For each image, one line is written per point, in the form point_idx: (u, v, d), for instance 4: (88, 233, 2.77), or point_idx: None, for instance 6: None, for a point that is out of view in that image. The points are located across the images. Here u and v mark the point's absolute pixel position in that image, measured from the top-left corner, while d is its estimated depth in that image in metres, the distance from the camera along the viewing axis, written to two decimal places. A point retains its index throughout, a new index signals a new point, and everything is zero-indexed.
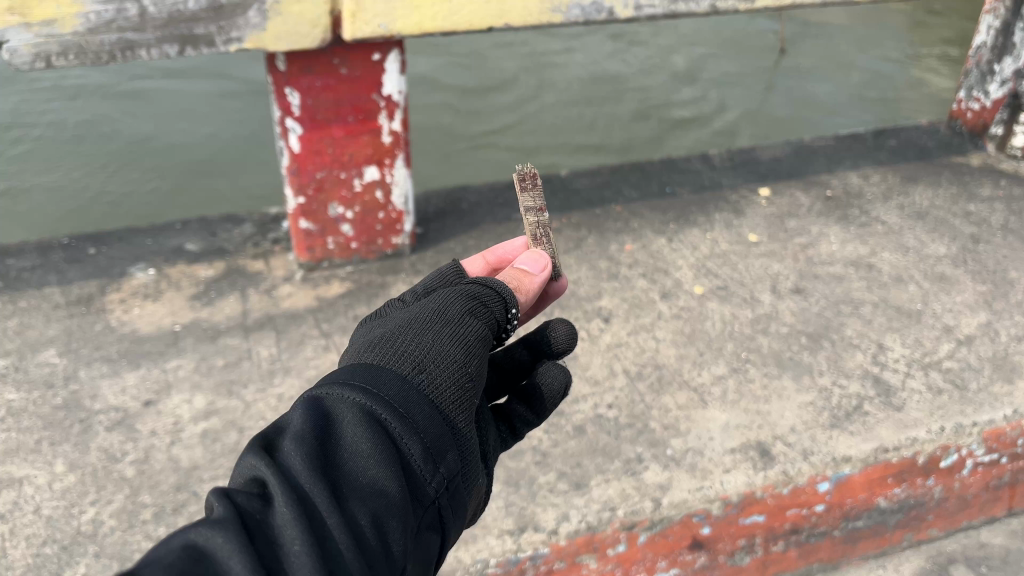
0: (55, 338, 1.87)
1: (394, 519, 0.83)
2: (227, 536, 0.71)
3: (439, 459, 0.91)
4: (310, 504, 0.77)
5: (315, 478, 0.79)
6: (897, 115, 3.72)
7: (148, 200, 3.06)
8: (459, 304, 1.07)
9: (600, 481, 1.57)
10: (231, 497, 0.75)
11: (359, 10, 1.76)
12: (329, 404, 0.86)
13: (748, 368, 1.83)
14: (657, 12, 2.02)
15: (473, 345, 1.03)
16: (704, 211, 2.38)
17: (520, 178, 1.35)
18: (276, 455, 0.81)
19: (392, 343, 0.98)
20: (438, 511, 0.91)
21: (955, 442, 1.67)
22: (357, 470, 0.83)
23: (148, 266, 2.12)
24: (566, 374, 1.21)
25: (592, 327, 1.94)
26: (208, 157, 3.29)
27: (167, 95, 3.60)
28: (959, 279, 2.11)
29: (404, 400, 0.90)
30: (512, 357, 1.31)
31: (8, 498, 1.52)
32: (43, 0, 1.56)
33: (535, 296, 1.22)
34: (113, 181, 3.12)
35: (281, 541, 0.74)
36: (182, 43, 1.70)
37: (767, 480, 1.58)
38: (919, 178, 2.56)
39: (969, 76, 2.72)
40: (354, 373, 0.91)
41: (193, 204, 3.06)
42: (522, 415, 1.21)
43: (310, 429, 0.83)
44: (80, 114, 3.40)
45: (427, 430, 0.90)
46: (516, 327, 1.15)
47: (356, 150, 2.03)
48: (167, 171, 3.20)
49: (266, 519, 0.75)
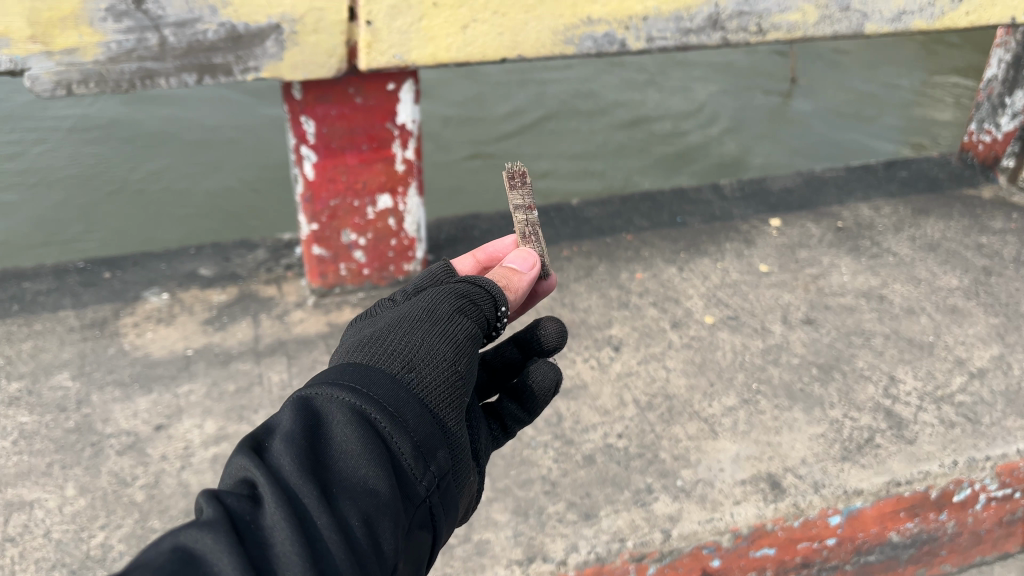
0: (68, 361, 1.89)
1: (385, 517, 0.83)
2: (216, 536, 0.70)
3: (430, 458, 0.91)
4: (299, 504, 0.77)
5: (305, 477, 0.78)
6: (909, 148, 3.73)
7: (173, 220, 3.12)
8: (448, 303, 1.08)
9: (609, 512, 1.56)
10: (220, 498, 0.74)
11: (375, 41, 1.79)
12: (318, 404, 0.86)
13: (759, 400, 1.82)
14: (669, 44, 2.04)
15: (462, 343, 1.04)
16: (715, 241, 2.39)
17: (509, 176, 1.38)
18: (266, 456, 0.81)
19: (381, 342, 0.98)
20: (429, 510, 0.91)
21: (968, 476, 1.66)
22: (347, 469, 0.82)
23: (162, 290, 2.14)
24: (556, 372, 1.22)
25: (602, 356, 1.94)
26: (228, 179, 3.35)
27: (184, 119, 3.67)
28: (971, 312, 2.11)
29: (394, 399, 0.90)
30: (503, 356, 1.31)
31: (18, 522, 1.53)
32: (66, 29, 1.59)
33: (524, 294, 1.24)
34: (138, 204, 3.18)
35: (272, 540, 0.73)
36: (200, 72, 1.73)
37: (778, 512, 1.56)
38: (930, 210, 2.56)
39: (980, 109, 2.72)
40: (343, 372, 0.90)
41: (217, 224, 3.13)
42: (514, 413, 1.22)
43: (299, 429, 0.82)
44: (101, 139, 3.46)
45: (417, 428, 0.90)
46: (506, 325, 1.15)
47: (370, 177, 2.05)
48: (189, 192, 3.26)
49: (256, 519, 0.74)
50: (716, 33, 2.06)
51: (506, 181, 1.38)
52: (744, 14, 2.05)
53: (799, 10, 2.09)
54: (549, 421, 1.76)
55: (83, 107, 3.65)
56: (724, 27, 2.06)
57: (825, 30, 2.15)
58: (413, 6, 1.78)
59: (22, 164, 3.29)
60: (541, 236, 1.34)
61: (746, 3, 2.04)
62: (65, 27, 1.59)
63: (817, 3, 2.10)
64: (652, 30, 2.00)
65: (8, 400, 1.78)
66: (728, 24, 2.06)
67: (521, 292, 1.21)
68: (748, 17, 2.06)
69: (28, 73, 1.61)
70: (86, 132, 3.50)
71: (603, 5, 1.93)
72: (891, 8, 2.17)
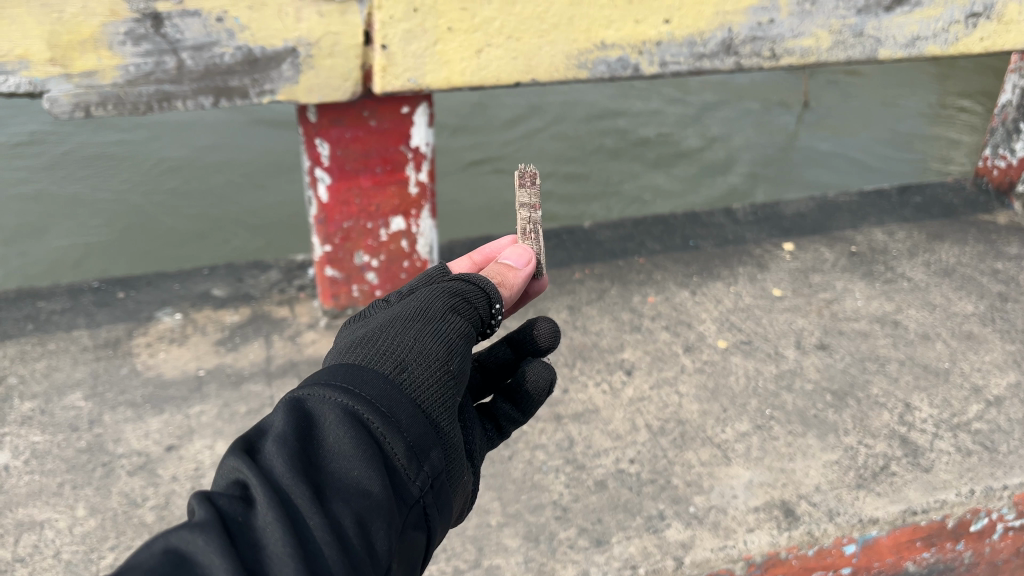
0: (81, 381, 1.89)
1: (379, 518, 0.82)
2: (209, 538, 0.70)
3: (423, 458, 0.90)
4: (292, 505, 0.76)
5: (297, 477, 0.77)
6: (925, 173, 3.71)
7: (200, 239, 3.16)
8: (441, 301, 1.09)
9: (621, 538, 1.54)
10: (212, 500, 0.74)
11: (389, 64, 1.80)
12: (310, 405, 0.85)
13: (772, 426, 1.81)
14: (682, 69, 2.05)
15: (454, 343, 1.04)
16: (727, 265, 2.38)
17: (520, 177, 1.38)
18: (258, 458, 0.80)
19: (373, 343, 0.98)
20: (423, 510, 0.90)
21: (985, 505, 1.64)
22: (339, 470, 0.82)
23: (175, 311, 2.15)
24: (550, 372, 1.21)
25: (614, 380, 1.93)
26: (253, 198, 3.39)
27: (206, 139, 3.71)
28: (987, 338, 2.09)
29: (388, 400, 0.90)
30: (496, 356, 1.31)
31: (28, 542, 1.52)
32: (85, 53, 1.61)
33: (518, 289, 1.26)
34: (164, 222, 3.22)
35: (265, 542, 0.72)
36: (217, 94, 1.75)
37: (792, 540, 1.55)
38: (945, 235, 2.55)
39: (994, 134, 2.70)
40: (336, 373, 0.90)
41: (242, 242, 3.16)
42: (508, 414, 1.21)
43: (292, 430, 0.81)
44: (126, 160, 3.50)
45: (411, 428, 0.90)
46: (500, 323, 1.17)
47: (384, 200, 2.06)
48: (214, 211, 3.29)
49: (248, 520, 0.74)
50: (730, 58, 2.07)
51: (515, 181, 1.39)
52: (757, 39, 2.06)
53: (813, 36, 2.10)
54: (561, 446, 1.75)
55: (106, 129, 3.70)
56: (738, 52, 2.06)
57: (839, 55, 2.15)
58: (428, 30, 1.79)
59: (50, 185, 3.33)
60: (540, 234, 1.37)
61: (760, 28, 2.04)
62: (84, 50, 1.61)
63: (830, 28, 2.10)
64: (666, 55, 2.01)
65: (21, 419, 1.79)
66: (741, 49, 2.06)
67: (516, 287, 1.24)
68: (762, 42, 2.07)
69: (47, 95, 1.63)
70: (111, 154, 3.55)
71: (617, 29, 1.93)
72: (904, 34, 2.18)
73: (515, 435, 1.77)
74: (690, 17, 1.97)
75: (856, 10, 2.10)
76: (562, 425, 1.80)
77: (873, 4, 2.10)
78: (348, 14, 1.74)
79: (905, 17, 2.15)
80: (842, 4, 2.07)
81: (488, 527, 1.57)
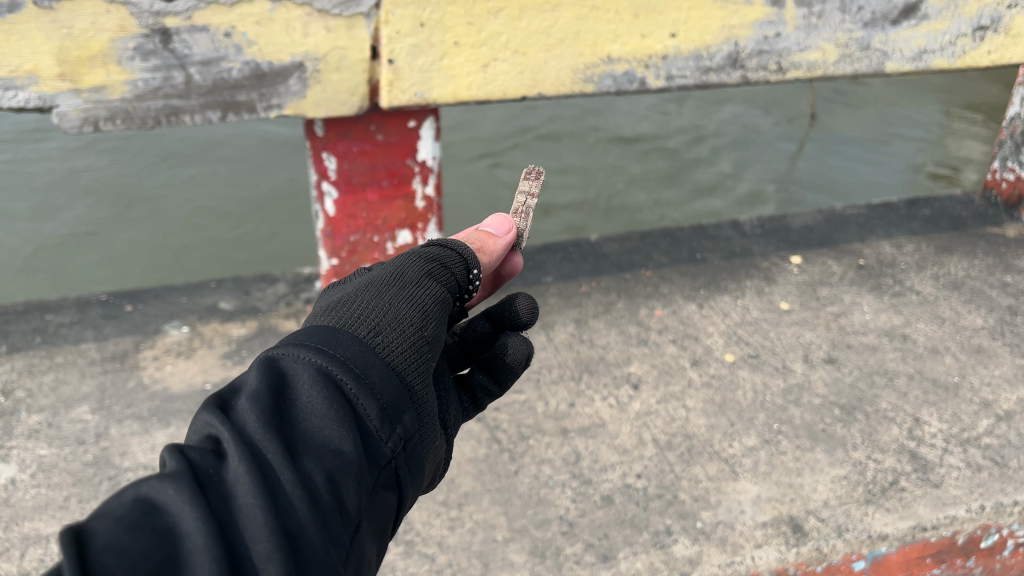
0: (89, 394, 1.90)
1: (350, 476, 0.83)
2: (179, 487, 0.69)
3: (396, 420, 0.92)
4: (263, 460, 0.76)
5: (268, 433, 0.78)
6: (933, 185, 3.71)
7: (217, 252, 3.18)
8: (417, 267, 1.11)
9: (628, 553, 1.54)
10: (183, 452, 0.74)
11: (396, 79, 1.80)
12: (284, 365, 0.86)
13: (780, 440, 1.80)
14: (689, 82, 2.05)
15: (430, 308, 1.06)
16: (734, 278, 2.38)
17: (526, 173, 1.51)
18: (231, 414, 0.80)
19: (350, 306, 0.99)
20: (395, 471, 0.92)
21: (996, 521, 1.63)
22: (311, 428, 0.82)
23: (182, 324, 2.15)
24: (528, 346, 1.29)
25: (621, 394, 1.92)
26: (266, 210, 3.41)
27: (215, 152, 3.73)
28: (997, 352, 2.08)
29: (362, 361, 0.91)
30: (474, 330, 1.37)
31: (35, 556, 1.52)
32: (94, 68, 1.62)
33: (497, 256, 1.34)
34: (180, 235, 3.23)
35: (235, 494, 0.72)
36: (224, 109, 1.76)
37: (800, 556, 1.53)
38: (953, 248, 2.54)
39: (1003, 147, 2.69)
40: (310, 334, 0.91)
41: (258, 255, 3.19)
42: (484, 386, 1.29)
43: (265, 389, 0.82)
44: (138, 175, 3.52)
45: (384, 390, 0.91)
46: (476, 288, 1.21)
47: (390, 214, 2.07)
48: (228, 224, 3.31)
49: (219, 473, 0.74)
50: (736, 72, 2.07)
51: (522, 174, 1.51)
52: (764, 53, 2.06)
53: (819, 49, 2.10)
54: (567, 460, 1.74)
55: (116, 145, 3.71)
56: (744, 66, 2.06)
57: (846, 68, 2.15)
58: (434, 45, 1.80)
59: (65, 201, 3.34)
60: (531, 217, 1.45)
61: (766, 41, 2.05)
62: (93, 65, 1.62)
63: (837, 42, 2.10)
64: (672, 69, 2.01)
65: (29, 433, 1.79)
66: (748, 62, 2.06)
67: (496, 254, 1.31)
68: (768, 56, 2.07)
69: (56, 111, 1.64)
70: (122, 168, 3.55)
71: (623, 43, 1.94)
72: (911, 47, 2.17)
73: (521, 449, 1.77)
74: (696, 31, 1.97)
75: (862, 24, 2.10)
76: (569, 439, 1.79)
77: (880, 18, 2.10)
78: (355, 29, 1.74)
79: (912, 30, 2.15)
80: (848, 18, 2.07)
81: (494, 542, 1.56)
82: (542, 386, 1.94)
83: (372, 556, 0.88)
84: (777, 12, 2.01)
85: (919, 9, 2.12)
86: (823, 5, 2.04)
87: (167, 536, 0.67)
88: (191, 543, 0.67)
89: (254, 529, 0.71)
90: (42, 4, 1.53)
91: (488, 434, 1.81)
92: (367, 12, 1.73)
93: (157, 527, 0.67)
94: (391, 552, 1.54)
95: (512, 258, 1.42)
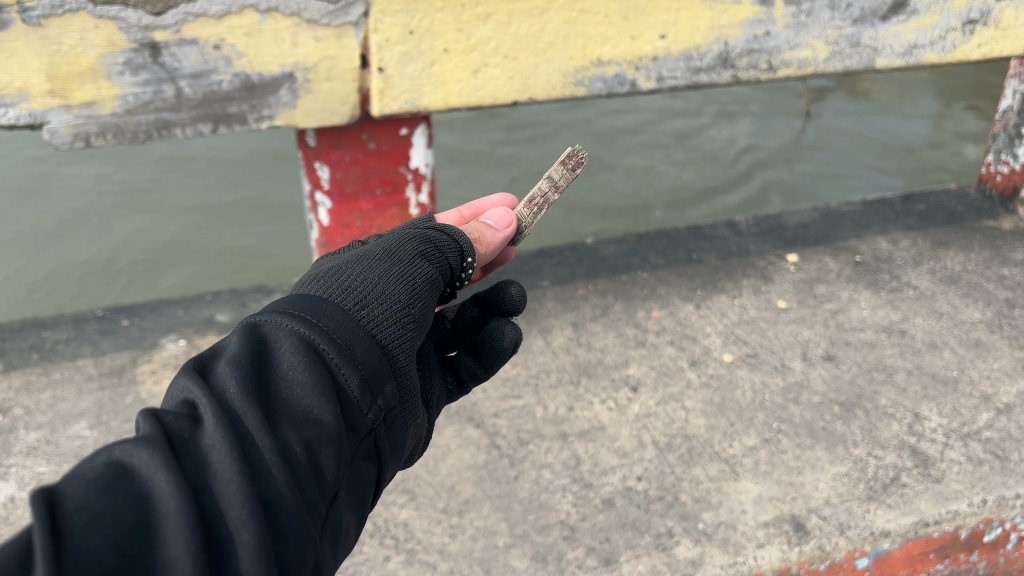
0: (86, 411, 1.89)
1: (328, 445, 0.83)
2: (153, 452, 0.69)
3: (378, 391, 0.93)
4: (241, 427, 0.76)
5: (248, 399, 0.78)
6: (940, 175, 3.75)
7: (231, 258, 3.22)
8: (412, 245, 1.12)
9: (630, 557, 1.53)
10: (159, 416, 0.73)
11: (387, 87, 1.81)
12: (267, 332, 0.86)
13: (781, 439, 1.79)
14: (680, 83, 2.05)
15: (420, 285, 1.07)
16: (731, 278, 2.37)
17: (566, 157, 1.45)
18: (211, 379, 0.80)
19: (338, 277, 0.99)
20: (374, 442, 0.93)
21: (998, 515, 1.63)
22: (292, 398, 0.83)
23: (180, 337, 2.14)
24: (516, 333, 1.29)
25: (620, 397, 1.92)
26: (274, 213, 3.45)
27: (221, 161, 3.75)
28: (995, 346, 2.07)
29: (345, 332, 0.91)
30: (464, 316, 1.37)
31: None
32: (84, 83, 1.62)
33: (496, 248, 1.34)
34: (192, 241, 3.28)
35: (210, 459, 0.72)
36: (215, 121, 1.75)
37: (802, 556, 1.53)
38: (949, 242, 2.54)
39: (997, 139, 2.70)
40: (296, 303, 0.91)
41: (271, 258, 3.22)
42: (470, 367, 1.29)
43: (246, 356, 0.82)
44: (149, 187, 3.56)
45: (367, 361, 0.92)
46: (470, 276, 1.21)
47: (385, 222, 2.08)
48: (239, 229, 3.36)
49: (195, 438, 0.73)
50: (727, 71, 2.07)
51: (562, 158, 1.45)
52: (754, 52, 2.06)
53: (808, 47, 2.10)
54: (567, 464, 1.74)
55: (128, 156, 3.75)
56: (735, 65, 2.06)
57: (836, 65, 2.15)
58: (424, 51, 1.80)
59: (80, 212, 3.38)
60: (544, 210, 1.44)
61: (756, 40, 2.05)
62: (83, 81, 1.62)
63: (827, 39, 2.10)
64: (662, 71, 2.01)
65: (26, 450, 1.79)
66: (738, 62, 2.06)
67: (492, 246, 1.31)
68: (758, 54, 2.07)
69: (46, 127, 1.64)
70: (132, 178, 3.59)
71: (613, 46, 1.94)
72: (901, 43, 2.18)
73: (521, 455, 1.77)
74: (685, 32, 1.97)
75: (851, 20, 2.10)
76: (568, 444, 1.79)
77: (869, 14, 2.11)
78: (344, 38, 1.74)
79: (902, 25, 2.15)
80: (837, 15, 2.08)
81: (495, 548, 1.56)
82: (541, 391, 1.94)
83: (350, 525, 0.88)
84: (766, 11, 2.01)
85: (907, 4, 2.12)
86: (812, 3, 2.04)
87: (140, 501, 0.67)
88: (165, 507, 0.66)
89: (228, 495, 0.70)
90: (30, 21, 1.53)
91: (488, 440, 1.80)
92: (356, 21, 1.73)
93: (131, 490, 0.67)
94: (392, 561, 1.54)
95: (507, 250, 1.43)
